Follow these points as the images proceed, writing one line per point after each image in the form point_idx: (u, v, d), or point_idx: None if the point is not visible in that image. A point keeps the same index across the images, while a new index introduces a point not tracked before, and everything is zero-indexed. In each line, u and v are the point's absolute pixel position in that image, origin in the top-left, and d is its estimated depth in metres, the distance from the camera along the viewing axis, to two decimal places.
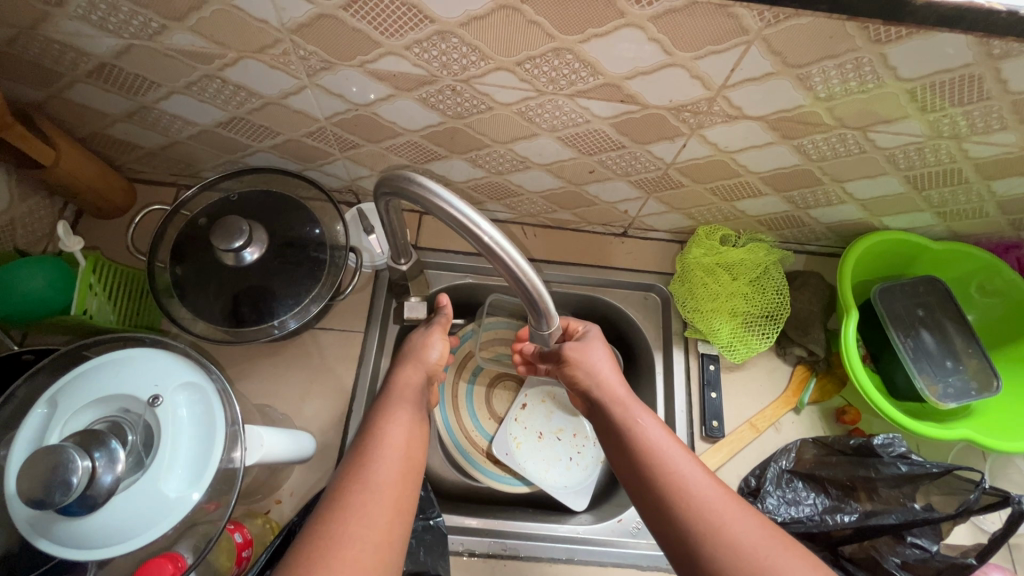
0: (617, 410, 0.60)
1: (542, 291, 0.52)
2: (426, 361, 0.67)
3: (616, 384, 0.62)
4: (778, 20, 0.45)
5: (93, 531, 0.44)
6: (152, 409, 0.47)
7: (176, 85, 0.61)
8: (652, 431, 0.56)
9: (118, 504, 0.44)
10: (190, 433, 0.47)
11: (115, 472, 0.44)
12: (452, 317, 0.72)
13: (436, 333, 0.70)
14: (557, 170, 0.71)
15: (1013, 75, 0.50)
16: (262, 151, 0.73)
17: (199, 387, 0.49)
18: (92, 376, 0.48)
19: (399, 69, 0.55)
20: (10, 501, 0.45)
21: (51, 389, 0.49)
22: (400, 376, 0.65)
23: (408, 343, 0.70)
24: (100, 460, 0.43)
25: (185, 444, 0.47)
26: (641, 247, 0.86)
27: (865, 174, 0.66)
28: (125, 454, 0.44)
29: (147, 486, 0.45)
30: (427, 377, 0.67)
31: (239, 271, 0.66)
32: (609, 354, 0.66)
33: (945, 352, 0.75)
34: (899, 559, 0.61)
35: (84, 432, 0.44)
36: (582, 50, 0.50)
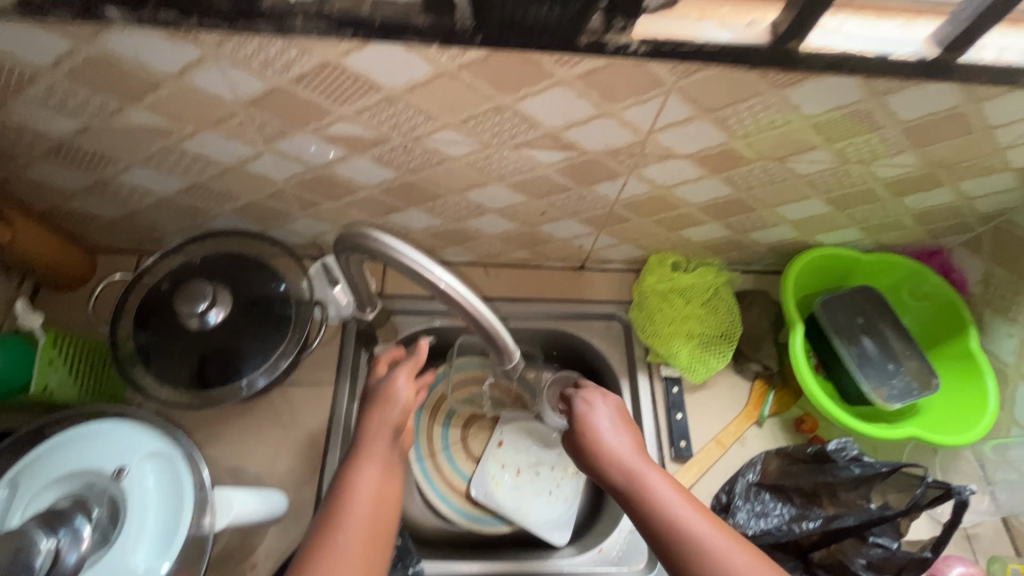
0: (629, 477, 0.62)
1: (499, 326, 0.54)
2: (396, 408, 0.63)
3: (622, 451, 0.64)
4: (688, 72, 0.51)
5: None
6: (118, 482, 0.47)
7: (135, 158, 0.63)
8: (665, 497, 0.59)
9: None
10: (158, 502, 0.47)
11: (81, 550, 0.43)
12: (422, 360, 0.65)
13: (403, 374, 0.65)
14: (511, 215, 0.75)
15: (899, 108, 0.56)
16: (224, 214, 0.75)
17: (165, 455, 0.49)
18: (55, 455, 0.48)
19: (351, 132, 0.59)
20: None
21: (10, 471, 0.48)
22: (369, 430, 0.61)
23: (375, 387, 0.65)
24: (65, 538, 0.42)
25: (154, 513, 0.47)
26: (599, 279, 0.90)
27: (791, 199, 0.72)
28: (91, 531, 0.44)
29: (115, 560, 0.44)
30: (397, 430, 0.63)
31: (205, 334, 0.67)
32: (614, 418, 0.68)
33: (888, 357, 0.80)
34: (864, 560, 0.64)
35: (47, 511, 0.43)
36: (519, 107, 0.55)
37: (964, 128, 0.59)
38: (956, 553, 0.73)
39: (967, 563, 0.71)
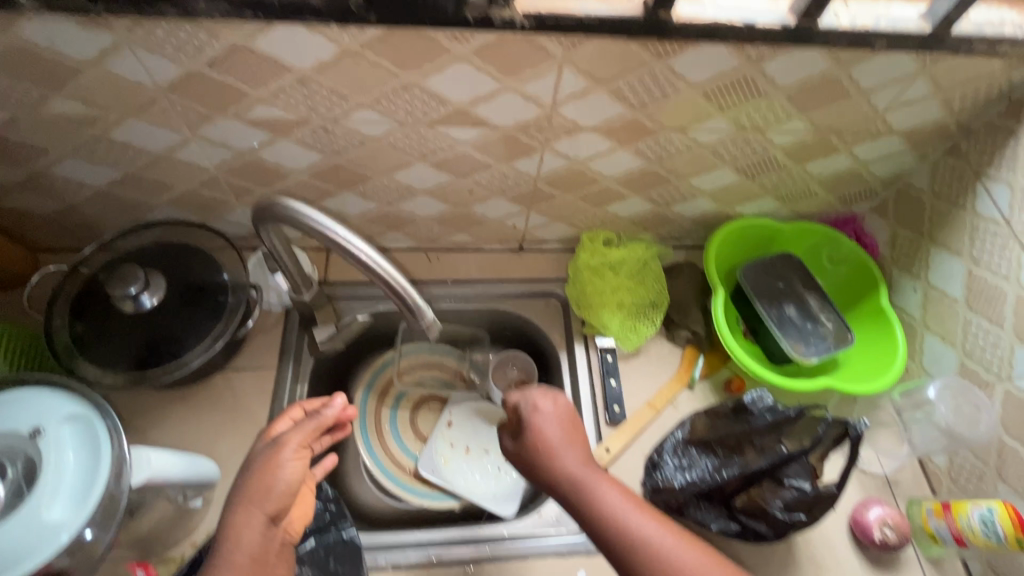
0: (575, 484, 0.61)
1: (406, 284, 0.58)
2: (272, 493, 0.57)
3: (570, 461, 0.63)
4: (575, 45, 0.55)
5: None
6: (34, 442, 0.48)
7: (65, 149, 0.65)
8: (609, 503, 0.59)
9: None
10: (75, 459, 0.49)
11: None
12: (316, 427, 0.62)
13: (289, 449, 0.60)
14: (441, 195, 0.78)
15: (776, 74, 0.61)
16: (161, 205, 0.77)
17: (82, 417, 0.50)
18: None
19: (271, 115, 0.62)
20: None
21: None
22: (234, 525, 0.55)
23: (255, 466, 0.59)
24: None
25: (69, 471, 0.48)
26: (536, 258, 0.94)
27: (701, 169, 0.77)
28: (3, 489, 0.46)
29: (28, 514, 0.45)
30: (270, 520, 0.56)
31: (138, 317, 0.69)
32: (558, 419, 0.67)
33: (807, 318, 0.85)
34: (781, 502, 0.68)
35: None
36: (425, 84, 0.59)
37: (842, 91, 0.65)
38: (875, 495, 0.78)
39: (884, 505, 0.75)
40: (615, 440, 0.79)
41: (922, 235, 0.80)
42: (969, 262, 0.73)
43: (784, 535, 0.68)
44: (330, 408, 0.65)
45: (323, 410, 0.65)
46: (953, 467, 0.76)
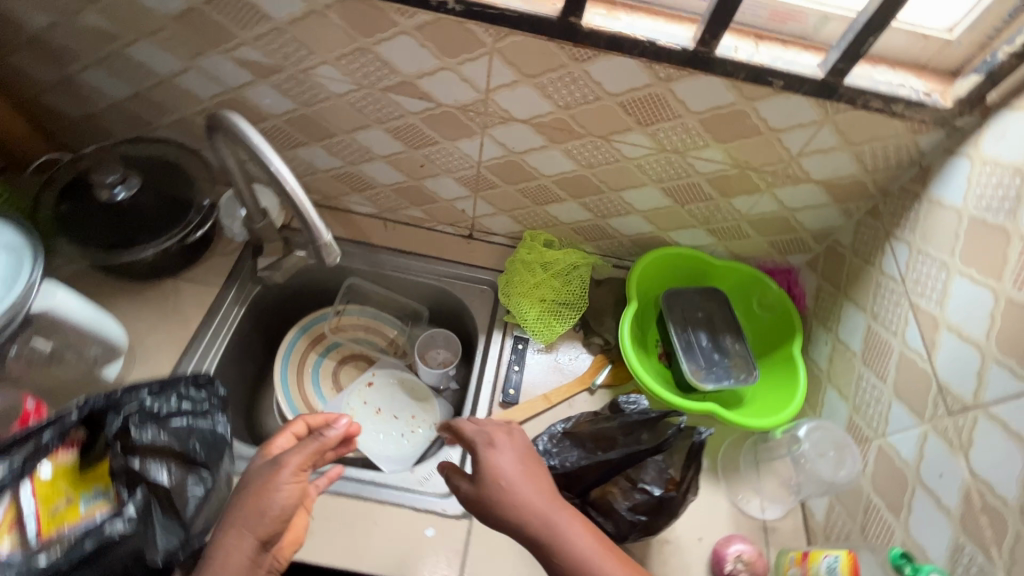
0: (541, 527, 0.59)
1: (301, 195, 0.65)
2: (265, 517, 0.58)
3: (537, 507, 0.60)
4: (501, 36, 0.64)
5: None
6: None
7: (92, 59, 0.79)
8: (578, 543, 0.58)
9: None
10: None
11: None
12: (319, 446, 0.64)
13: (287, 471, 0.62)
14: (396, 163, 0.87)
15: (686, 97, 0.68)
16: (164, 127, 0.89)
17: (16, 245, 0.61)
18: None
19: (254, 57, 0.74)
20: None
21: None
22: (224, 546, 0.57)
23: (254, 486, 0.61)
24: None
25: None
26: (482, 247, 1.00)
27: (630, 184, 0.83)
28: None
29: None
30: (260, 545, 0.58)
31: (110, 208, 0.80)
32: (516, 457, 0.64)
33: (716, 349, 0.87)
34: (628, 503, 0.69)
35: None
36: (377, 51, 0.69)
37: (751, 127, 0.70)
38: (742, 534, 0.76)
39: (746, 542, 0.73)
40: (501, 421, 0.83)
41: (840, 290, 0.82)
42: (869, 317, 0.75)
43: (626, 537, 0.69)
44: (332, 429, 0.67)
45: (327, 430, 0.67)
46: (828, 523, 0.74)
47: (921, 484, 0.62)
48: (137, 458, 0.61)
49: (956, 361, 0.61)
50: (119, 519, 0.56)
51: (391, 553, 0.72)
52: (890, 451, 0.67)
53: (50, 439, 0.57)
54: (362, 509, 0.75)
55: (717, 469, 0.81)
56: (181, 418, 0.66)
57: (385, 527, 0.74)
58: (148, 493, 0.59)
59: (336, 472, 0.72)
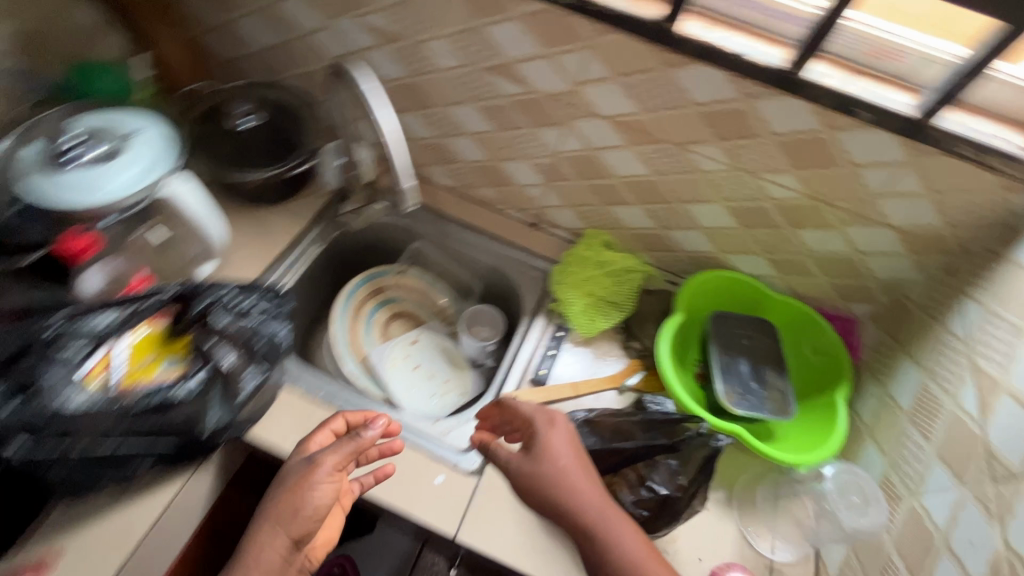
0: (590, 510, 0.65)
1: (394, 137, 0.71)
2: (300, 516, 0.66)
3: (585, 491, 0.66)
4: (599, 32, 0.70)
5: (63, 188, 0.63)
6: (131, 135, 0.68)
7: (248, 9, 0.92)
8: (618, 532, 0.64)
9: (83, 177, 0.63)
10: (149, 157, 0.67)
11: (91, 157, 0.65)
12: (351, 448, 0.69)
13: (322, 470, 0.67)
14: (481, 142, 0.94)
15: (769, 116, 0.69)
16: (290, 78, 1.01)
17: (166, 137, 0.70)
18: (104, 114, 0.70)
19: (379, 24, 0.84)
20: (25, 158, 0.65)
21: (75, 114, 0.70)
22: (261, 540, 0.64)
23: (293, 482, 0.67)
24: (91, 149, 0.65)
25: (141, 162, 0.66)
26: (543, 237, 1.05)
27: (698, 197, 0.84)
28: (102, 151, 0.66)
29: (106, 173, 0.64)
30: (293, 543, 0.66)
31: (236, 134, 0.92)
32: (573, 444, 0.69)
33: (755, 378, 0.85)
34: (633, 498, 0.70)
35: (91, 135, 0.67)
36: (486, 32, 0.76)
37: (830, 157, 0.71)
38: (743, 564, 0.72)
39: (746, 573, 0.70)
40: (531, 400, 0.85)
41: (900, 344, 0.79)
42: (925, 374, 0.72)
43: None
44: (372, 429, 0.71)
45: (367, 431, 0.71)
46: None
47: (946, 550, 0.59)
48: (210, 339, 0.70)
49: (1011, 429, 0.57)
50: (186, 383, 0.65)
51: (401, 491, 0.75)
52: (923, 513, 0.64)
53: (151, 304, 0.69)
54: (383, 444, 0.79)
55: (732, 500, 0.77)
56: (252, 316, 0.74)
57: (399, 467, 0.77)
58: (216, 367, 0.68)
59: (387, 472, 0.74)
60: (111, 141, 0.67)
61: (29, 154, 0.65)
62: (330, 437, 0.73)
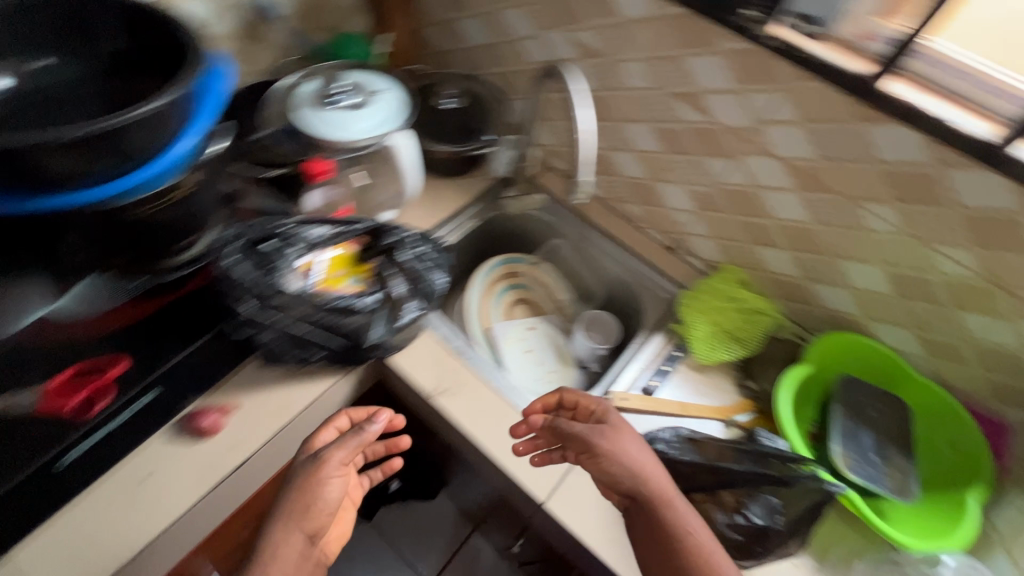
0: (655, 489, 0.68)
1: (588, 130, 0.75)
2: (313, 510, 0.70)
3: (655, 469, 0.70)
4: (801, 78, 0.74)
5: (326, 123, 0.78)
6: (379, 93, 0.83)
7: (474, 12, 1.08)
8: (681, 511, 0.68)
9: (342, 118, 0.79)
10: (390, 112, 0.82)
11: (349, 104, 0.81)
12: (357, 442, 0.73)
13: (331, 465, 0.72)
14: (645, 161, 1.01)
15: (961, 187, 0.69)
16: (487, 75, 1.15)
17: (403, 100, 0.84)
18: (360, 74, 0.86)
19: (587, 41, 0.94)
20: (300, 94, 0.82)
21: (339, 69, 0.87)
22: (278, 540, 0.67)
23: (301, 480, 0.71)
24: (350, 98, 0.81)
25: (383, 115, 0.81)
26: (678, 263, 1.08)
27: (856, 255, 0.84)
28: (357, 101, 0.81)
29: (359, 119, 0.79)
30: (307, 539, 0.69)
31: (437, 113, 1.07)
32: (633, 432, 0.74)
33: (878, 453, 0.82)
34: (727, 521, 0.72)
35: (351, 86, 0.83)
36: (686, 62, 0.84)
37: (1021, 242, 0.68)
38: None
39: None
40: (642, 406, 0.88)
41: None
42: None
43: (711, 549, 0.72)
44: (376, 424, 0.76)
45: (369, 426, 0.75)
46: None
47: None
48: (385, 266, 0.84)
49: None
50: (365, 299, 0.78)
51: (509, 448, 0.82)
52: None
53: (347, 228, 0.83)
54: (497, 403, 0.86)
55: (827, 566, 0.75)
56: (419, 257, 0.86)
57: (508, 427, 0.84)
58: (390, 293, 0.81)
59: (393, 425, 0.80)
60: (364, 95, 0.82)
61: (303, 91, 0.82)
62: (335, 434, 0.78)
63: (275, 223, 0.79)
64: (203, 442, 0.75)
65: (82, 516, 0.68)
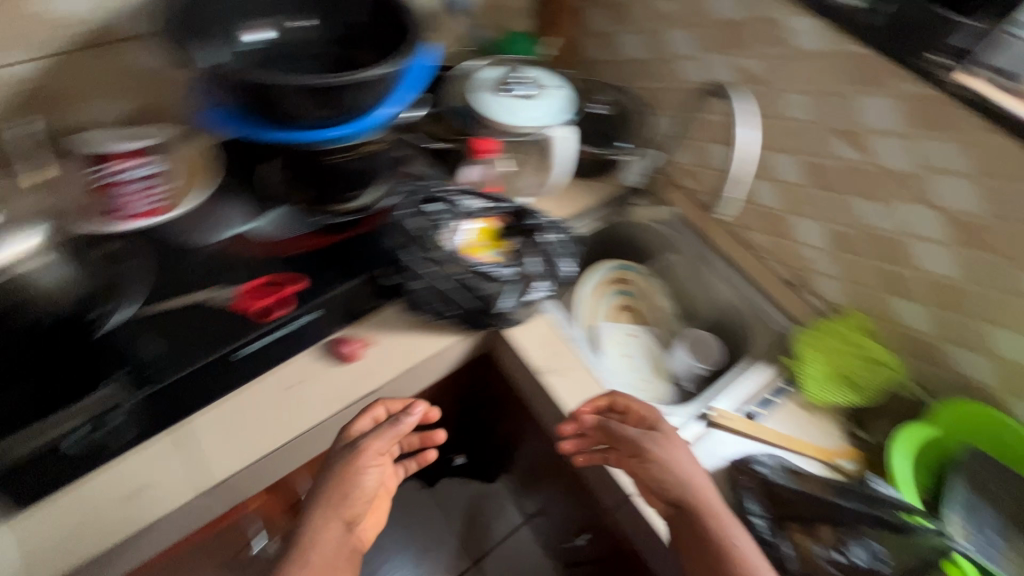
0: (696, 497, 0.72)
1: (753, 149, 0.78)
2: (350, 500, 0.70)
3: (699, 477, 0.74)
4: (985, 130, 0.74)
5: (501, 108, 0.88)
6: (550, 88, 0.91)
7: (636, 28, 1.13)
8: (723, 521, 0.70)
9: (515, 106, 0.88)
10: (557, 108, 0.89)
11: (524, 95, 0.89)
12: (397, 430, 0.73)
13: (368, 453, 0.72)
14: (784, 192, 1.01)
15: None
16: (632, 89, 1.20)
17: (570, 98, 0.92)
18: (535, 68, 0.95)
19: (751, 68, 0.97)
20: (481, 80, 0.92)
21: (517, 62, 0.96)
22: (318, 526, 0.68)
23: (339, 468, 0.72)
24: (525, 89, 0.90)
25: (552, 109, 0.89)
26: (796, 300, 1.06)
27: (1008, 322, 0.80)
28: (531, 93, 0.90)
29: (530, 110, 0.88)
30: (346, 526, 0.70)
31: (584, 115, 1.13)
32: (680, 442, 0.78)
33: (998, 532, 0.79)
34: (830, 554, 0.73)
35: (527, 79, 0.91)
36: (856, 100, 0.85)
37: None
38: None
39: None
40: (745, 431, 0.87)
41: None
42: None
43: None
44: (411, 416, 0.75)
45: (405, 417, 0.75)
46: None
47: None
48: (519, 247, 0.91)
49: None
50: (502, 270, 0.85)
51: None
52: None
53: (493, 207, 0.92)
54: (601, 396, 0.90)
55: None
56: (552, 243, 0.92)
57: None
58: (524, 269, 0.87)
59: (431, 414, 0.79)
60: (537, 88, 0.90)
61: (484, 77, 0.91)
62: (372, 422, 0.77)
63: (422, 185, 0.90)
64: (341, 367, 0.84)
65: (236, 406, 0.77)
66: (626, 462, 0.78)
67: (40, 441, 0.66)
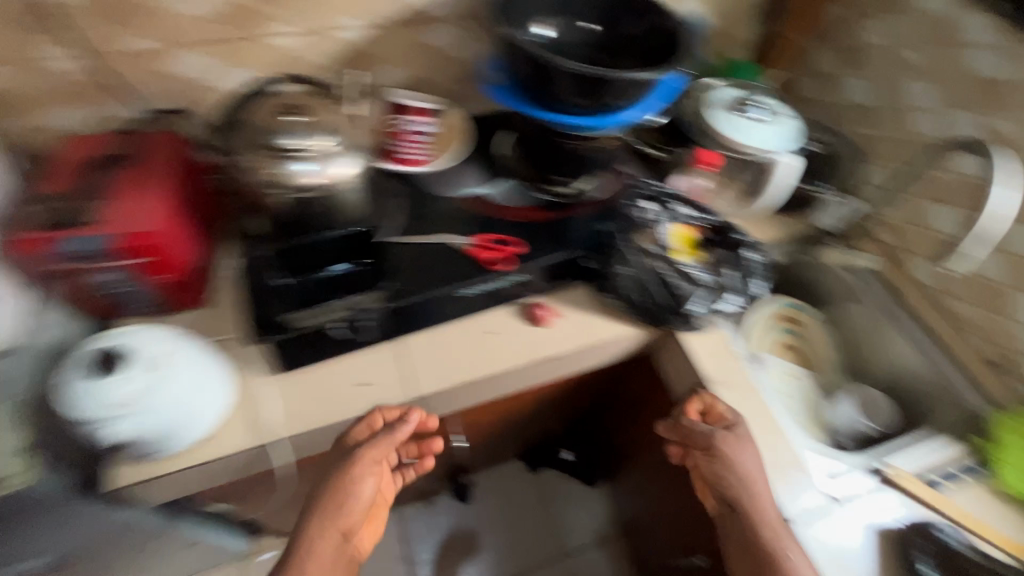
0: (751, 498, 0.79)
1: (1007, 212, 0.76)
2: (346, 511, 0.78)
3: (759, 484, 0.81)
4: None
5: (736, 128, 0.94)
6: (782, 116, 0.96)
7: (870, 74, 1.13)
8: (772, 521, 0.78)
9: (750, 128, 0.94)
10: (789, 136, 0.95)
11: (759, 118, 0.95)
12: (393, 440, 0.77)
13: (365, 463, 0.79)
14: (1012, 266, 0.95)
15: None
16: (847, 133, 1.19)
17: (799, 128, 0.97)
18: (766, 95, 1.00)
19: (1006, 131, 0.93)
20: (715, 99, 0.98)
21: (747, 86, 1.02)
22: (314, 538, 0.76)
23: (335, 481, 0.79)
24: (761, 113, 0.95)
25: (784, 136, 0.94)
26: (998, 383, 0.99)
27: None
28: (766, 117, 0.95)
29: (765, 133, 0.94)
30: (342, 535, 0.79)
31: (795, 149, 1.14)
32: (750, 447, 0.83)
33: None
34: None
35: (761, 104, 0.97)
36: None
37: None
38: None
39: None
40: (923, 496, 0.86)
41: None
42: None
43: None
44: (408, 425, 0.78)
45: (401, 426, 0.78)
46: None
47: None
48: (717, 257, 0.95)
49: None
50: (701, 277, 0.91)
51: (775, 468, 0.86)
52: None
53: (702, 217, 0.97)
54: (773, 422, 0.91)
55: None
56: (749, 264, 0.95)
57: (779, 446, 0.88)
58: (719, 281, 0.92)
59: (431, 423, 0.84)
60: (771, 114, 0.96)
61: (719, 97, 0.98)
62: (369, 429, 0.80)
63: (638, 185, 0.98)
64: (532, 328, 0.93)
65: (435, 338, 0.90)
66: (696, 455, 0.86)
67: (315, 320, 0.80)
